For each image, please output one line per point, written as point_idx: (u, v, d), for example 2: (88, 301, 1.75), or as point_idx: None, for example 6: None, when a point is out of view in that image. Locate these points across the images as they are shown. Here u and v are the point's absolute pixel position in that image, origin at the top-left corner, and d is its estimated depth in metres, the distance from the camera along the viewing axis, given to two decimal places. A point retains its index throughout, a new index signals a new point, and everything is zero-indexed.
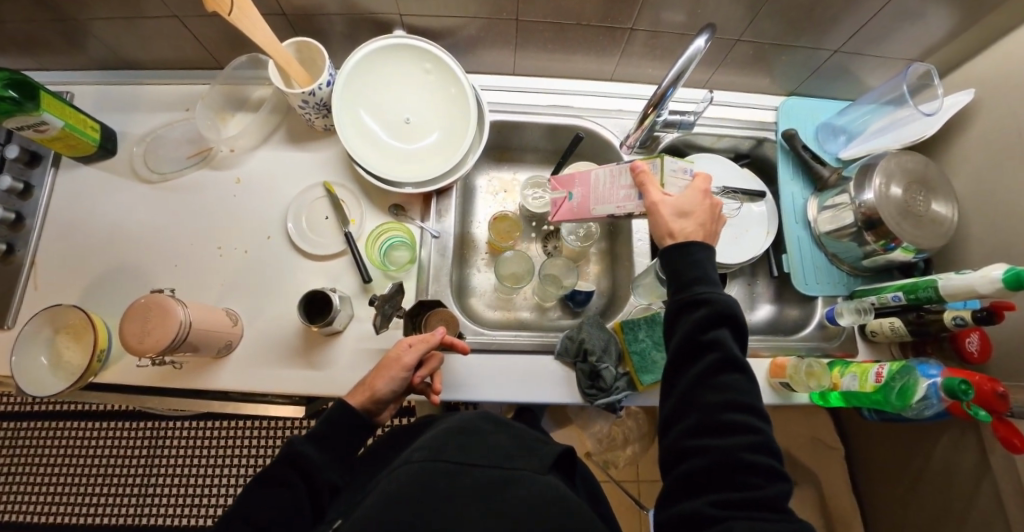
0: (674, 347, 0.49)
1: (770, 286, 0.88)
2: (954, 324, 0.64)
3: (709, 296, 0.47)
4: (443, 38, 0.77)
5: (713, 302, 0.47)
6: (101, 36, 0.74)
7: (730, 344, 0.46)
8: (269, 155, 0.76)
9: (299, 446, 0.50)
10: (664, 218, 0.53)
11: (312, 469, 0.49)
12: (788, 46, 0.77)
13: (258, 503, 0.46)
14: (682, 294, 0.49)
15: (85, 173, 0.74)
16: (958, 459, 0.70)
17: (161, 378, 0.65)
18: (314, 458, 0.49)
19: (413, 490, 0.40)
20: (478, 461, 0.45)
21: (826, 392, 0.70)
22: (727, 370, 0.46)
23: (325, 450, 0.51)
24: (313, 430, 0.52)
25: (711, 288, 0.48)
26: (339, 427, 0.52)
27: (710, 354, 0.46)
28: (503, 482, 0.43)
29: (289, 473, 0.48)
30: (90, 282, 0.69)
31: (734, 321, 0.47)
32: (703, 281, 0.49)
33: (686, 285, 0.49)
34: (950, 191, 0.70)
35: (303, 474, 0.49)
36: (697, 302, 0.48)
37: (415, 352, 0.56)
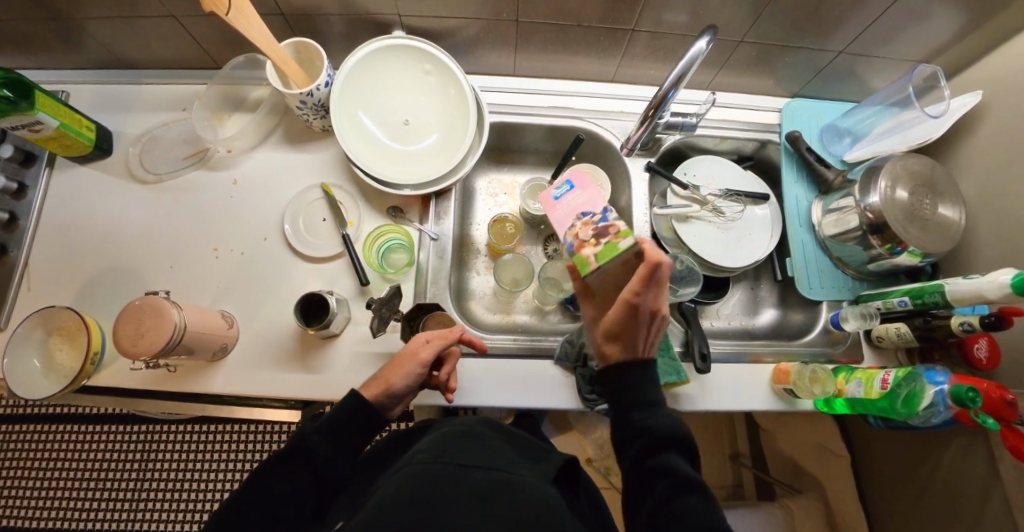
0: (630, 479, 0.47)
1: (774, 290, 0.87)
2: (961, 329, 0.62)
3: (649, 422, 0.47)
4: (443, 38, 0.76)
5: (655, 429, 0.47)
6: (97, 35, 0.73)
7: (678, 466, 0.44)
8: (267, 156, 0.75)
9: (305, 435, 0.49)
10: (595, 341, 0.53)
11: (319, 458, 0.48)
12: (792, 47, 0.76)
13: (267, 488, 0.46)
14: (623, 426, 0.49)
15: (81, 174, 0.74)
16: (967, 469, 0.68)
17: (155, 382, 0.64)
18: (322, 449, 0.48)
19: (412, 489, 0.39)
20: (479, 463, 0.44)
21: (830, 398, 0.68)
22: (684, 494, 0.43)
23: (335, 440, 0.50)
24: (322, 421, 0.50)
25: (652, 415, 0.48)
26: (349, 417, 0.51)
27: (662, 480, 0.44)
28: (503, 484, 0.41)
29: (296, 460, 0.48)
30: (85, 284, 0.69)
31: (679, 442, 0.47)
32: (642, 405, 0.49)
33: (628, 410, 0.49)
34: (958, 195, 0.68)
35: (310, 463, 0.48)
36: (636, 432, 0.47)
37: (433, 347, 0.56)
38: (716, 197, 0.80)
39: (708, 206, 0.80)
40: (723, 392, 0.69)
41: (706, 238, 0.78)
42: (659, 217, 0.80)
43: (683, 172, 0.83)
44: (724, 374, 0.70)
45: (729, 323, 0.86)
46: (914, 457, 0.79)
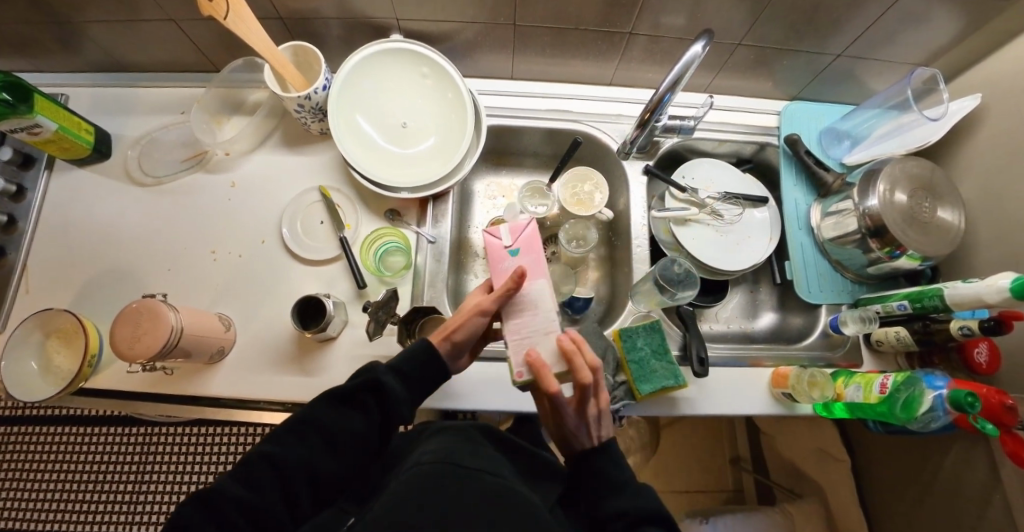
0: None
1: (773, 293, 0.86)
2: (960, 333, 0.62)
3: (624, 507, 0.46)
4: (441, 42, 0.76)
5: (631, 513, 0.45)
6: (97, 39, 0.74)
7: None
8: (265, 159, 0.75)
9: (383, 377, 0.48)
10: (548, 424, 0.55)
11: (393, 402, 0.48)
12: (790, 50, 0.76)
13: (334, 420, 0.47)
14: (598, 510, 0.48)
15: (79, 176, 0.74)
16: (968, 474, 0.68)
17: (153, 384, 0.64)
18: (397, 393, 0.48)
19: (415, 494, 0.37)
20: (482, 466, 0.42)
21: (829, 402, 0.68)
22: None
23: (408, 385, 0.50)
24: (400, 364, 0.50)
25: (625, 498, 0.47)
26: (425, 364, 0.51)
27: None
28: (506, 493, 0.40)
29: (367, 399, 0.48)
30: (83, 286, 0.69)
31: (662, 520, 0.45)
32: (620, 486, 0.48)
33: (603, 497, 0.48)
34: (957, 198, 0.68)
35: (380, 404, 0.48)
36: (614, 514, 0.46)
37: (495, 300, 0.49)
38: (714, 200, 0.80)
39: (707, 209, 0.80)
40: (722, 396, 0.69)
41: (705, 241, 0.78)
42: (658, 219, 0.80)
43: (681, 175, 0.82)
44: (723, 377, 0.70)
45: (728, 326, 0.85)
46: (915, 462, 0.78)
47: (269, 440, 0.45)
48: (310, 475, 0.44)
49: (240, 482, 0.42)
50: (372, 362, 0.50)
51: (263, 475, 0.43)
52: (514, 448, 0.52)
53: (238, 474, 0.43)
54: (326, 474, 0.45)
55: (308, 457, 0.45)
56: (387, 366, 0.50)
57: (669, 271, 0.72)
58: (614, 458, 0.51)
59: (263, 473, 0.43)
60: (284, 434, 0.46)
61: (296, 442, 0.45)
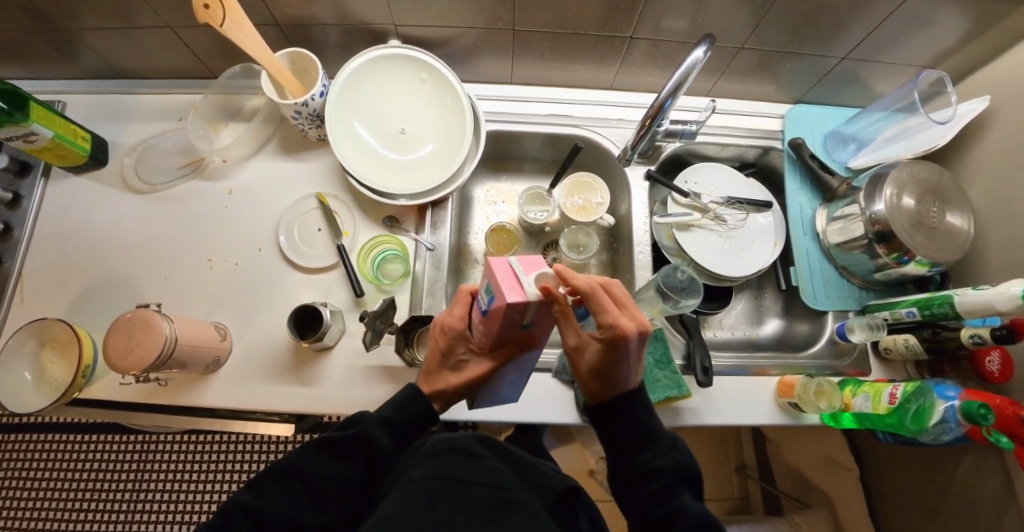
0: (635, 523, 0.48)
1: (778, 300, 0.85)
2: (972, 341, 0.60)
3: (657, 464, 0.47)
4: (440, 47, 0.75)
5: (665, 471, 0.47)
6: (94, 46, 0.73)
7: (689, 504, 0.45)
8: (262, 166, 0.75)
9: (371, 429, 0.47)
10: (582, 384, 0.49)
11: (380, 456, 0.47)
12: (794, 53, 0.74)
13: (320, 468, 0.46)
14: (629, 463, 0.48)
15: (76, 183, 0.73)
16: (982, 486, 0.66)
17: (147, 395, 0.63)
18: (384, 446, 0.47)
19: (411, 510, 0.36)
20: (477, 479, 0.40)
21: (837, 412, 0.66)
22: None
23: (396, 437, 0.48)
24: (389, 414, 0.49)
25: (659, 454, 0.47)
26: (415, 414, 0.50)
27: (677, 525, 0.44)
28: (506, 506, 0.38)
29: (354, 449, 0.47)
30: (78, 295, 0.68)
31: (688, 475, 0.48)
32: (647, 441, 0.48)
33: (633, 452, 0.48)
34: (966, 203, 0.67)
35: (368, 455, 0.47)
36: (648, 473, 0.47)
37: (444, 339, 0.49)
38: (718, 205, 0.79)
39: (710, 214, 0.78)
40: (727, 405, 0.67)
41: (708, 247, 0.77)
42: (660, 225, 0.78)
43: (683, 180, 0.81)
44: (727, 387, 0.69)
45: (732, 333, 0.84)
46: (925, 472, 0.76)
47: (250, 490, 0.45)
48: (290, 526, 0.43)
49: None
50: (363, 409, 0.49)
51: (240, 526, 0.42)
52: (513, 457, 0.48)
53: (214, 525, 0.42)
54: (306, 525, 0.43)
55: (290, 506, 0.44)
56: (378, 416, 0.49)
57: (671, 278, 0.71)
58: (643, 405, 0.49)
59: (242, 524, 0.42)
60: (268, 485, 0.45)
61: (280, 491, 0.45)
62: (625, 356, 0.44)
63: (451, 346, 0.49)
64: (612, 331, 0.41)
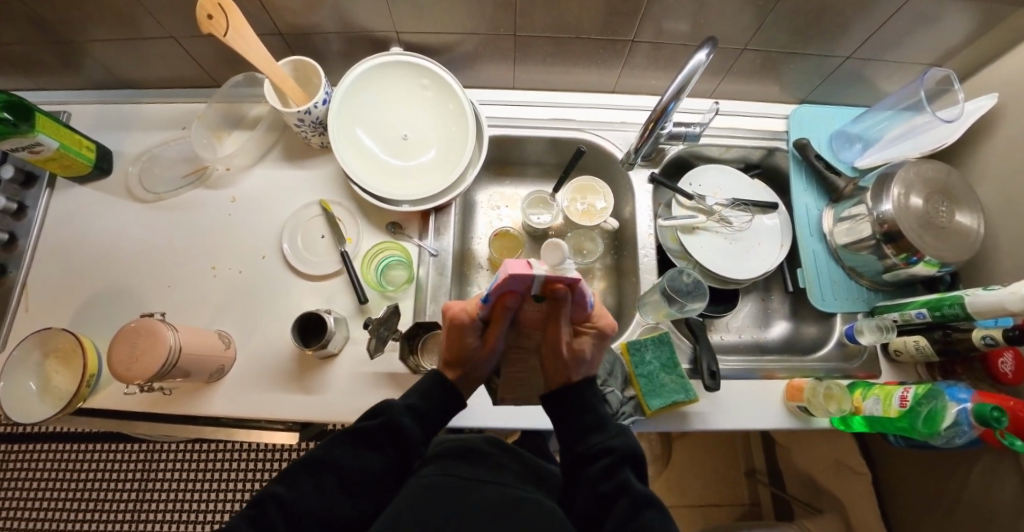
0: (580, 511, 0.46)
1: (785, 302, 0.84)
2: (984, 343, 0.59)
3: (608, 444, 0.48)
4: (441, 53, 0.75)
5: (614, 451, 0.47)
6: (98, 57, 0.74)
7: (635, 484, 0.45)
8: (265, 173, 0.75)
9: (400, 415, 0.48)
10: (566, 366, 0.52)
11: (411, 442, 0.47)
12: (798, 54, 0.74)
13: (346, 459, 0.46)
14: (578, 447, 0.49)
15: (81, 193, 0.74)
16: (997, 492, 0.65)
17: (151, 404, 0.63)
18: (413, 434, 0.47)
19: (421, 507, 0.37)
20: (484, 477, 0.42)
21: (848, 416, 0.65)
22: (646, 508, 0.43)
23: (422, 425, 0.49)
24: (415, 402, 0.49)
25: (608, 436, 0.48)
26: (442, 399, 0.50)
27: (621, 500, 0.43)
28: (514, 504, 0.40)
29: (385, 438, 0.47)
30: (83, 304, 0.68)
31: (637, 461, 0.48)
32: (598, 429, 0.49)
33: (580, 435, 0.49)
34: (975, 202, 0.66)
35: (399, 441, 0.47)
36: (596, 453, 0.47)
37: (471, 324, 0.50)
38: (723, 207, 0.78)
39: (714, 216, 0.78)
40: (735, 410, 0.67)
41: (713, 249, 0.76)
42: (665, 228, 0.77)
43: (688, 182, 0.80)
44: (735, 391, 0.68)
45: (739, 336, 0.83)
46: (937, 476, 0.75)
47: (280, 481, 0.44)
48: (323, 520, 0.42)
49: (255, 528, 0.41)
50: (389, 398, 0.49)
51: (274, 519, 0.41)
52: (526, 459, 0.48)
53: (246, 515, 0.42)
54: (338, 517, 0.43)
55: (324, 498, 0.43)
56: (405, 403, 0.49)
57: (677, 281, 0.71)
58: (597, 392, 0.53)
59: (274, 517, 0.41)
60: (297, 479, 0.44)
61: (311, 485, 0.44)
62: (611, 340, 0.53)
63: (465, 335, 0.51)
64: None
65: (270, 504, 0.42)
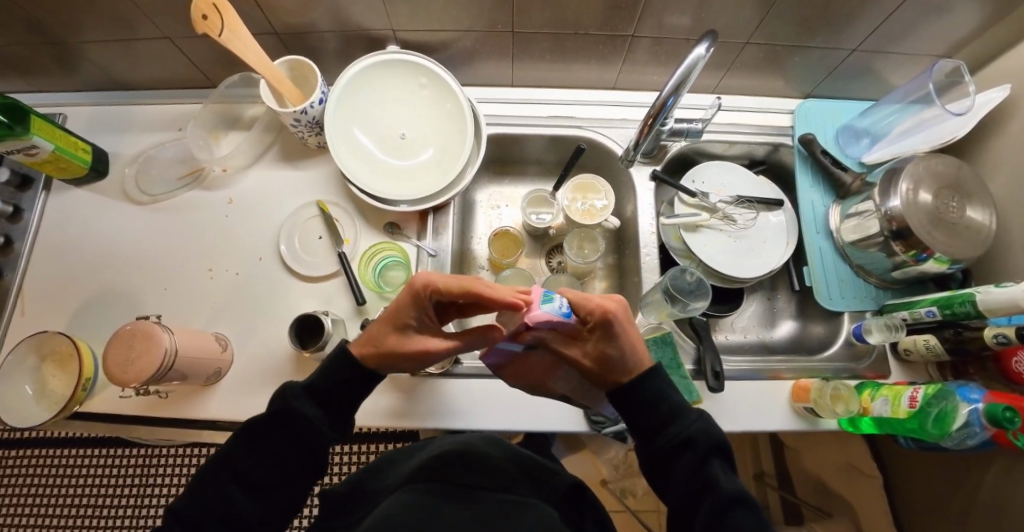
0: (671, 500, 0.45)
1: (791, 301, 0.82)
2: (996, 342, 0.57)
3: (684, 437, 0.45)
4: (438, 51, 0.74)
5: (696, 443, 0.45)
6: (94, 59, 0.73)
7: (724, 478, 0.43)
8: (262, 174, 0.74)
9: (296, 402, 0.45)
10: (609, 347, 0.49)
11: (310, 431, 0.45)
12: (803, 47, 0.72)
13: (291, 432, 0.45)
14: (657, 440, 0.46)
15: (77, 195, 0.73)
16: (1011, 495, 0.62)
17: (147, 407, 0.62)
18: (315, 417, 0.46)
19: (423, 508, 0.36)
20: (480, 484, 0.41)
21: (855, 418, 0.63)
22: (737, 505, 0.41)
23: (325, 404, 0.47)
24: (315, 383, 0.47)
25: (685, 425, 0.46)
26: (339, 379, 0.47)
27: (707, 497, 0.42)
28: (507, 507, 0.39)
29: (283, 429, 0.45)
30: (79, 306, 0.68)
31: (721, 449, 0.45)
32: (673, 418, 0.46)
33: (658, 429, 0.46)
34: (987, 196, 0.64)
35: (300, 434, 0.45)
36: (679, 446, 0.45)
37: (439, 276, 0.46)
38: (727, 204, 0.77)
39: (718, 214, 0.77)
40: (740, 412, 0.65)
41: (717, 247, 0.75)
42: (667, 226, 0.76)
43: (691, 180, 0.79)
44: (742, 392, 0.66)
45: (745, 336, 0.81)
46: (950, 479, 0.73)
47: (230, 448, 0.44)
48: (226, 521, 0.41)
49: (211, 499, 0.41)
50: (284, 384, 0.47)
51: (225, 485, 0.42)
52: (524, 457, 0.50)
53: (195, 489, 0.42)
54: (246, 518, 0.42)
55: (227, 501, 0.42)
56: (301, 387, 0.47)
57: (679, 281, 0.69)
58: (665, 378, 0.49)
59: (227, 479, 0.43)
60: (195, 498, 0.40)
61: (212, 492, 0.42)
62: (619, 334, 0.48)
63: (409, 306, 0.47)
64: (595, 314, 0.48)
65: (215, 467, 0.43)
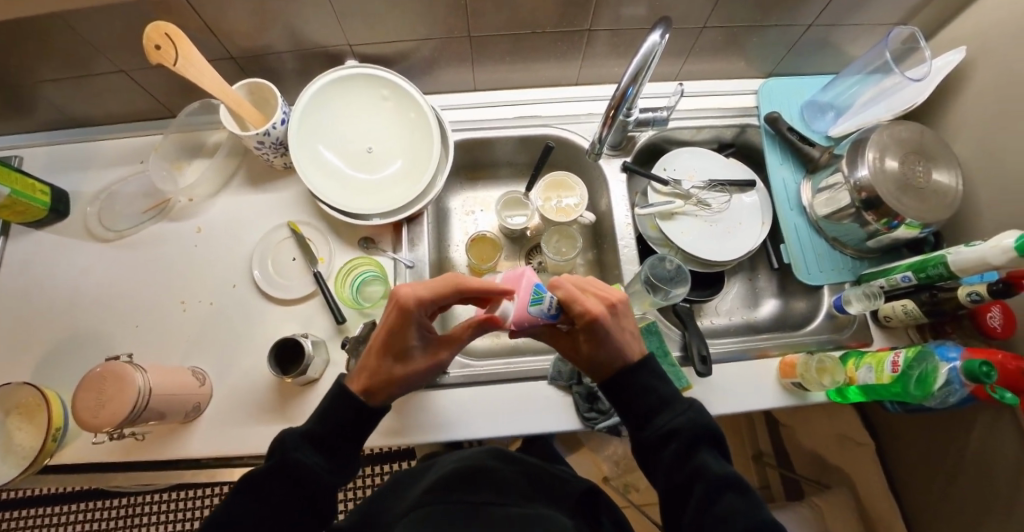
0: (662, 489, 0.45)
1: (772, 280, 0.83)
2: (969, 300, 0.58)
3: (673, 424, 0.45)
4: (397, 62, 0.74)
5: (683, 431, 0.45)
6: (46, 97, 0.72)
7: (713, 464, 0.43)
8: (229, 201, 0.73)
9: (294, 451, 0.44)
10: (605, 349, 0.49)
11: (312, 479, 0.43)
12: (760, 28, 0.73)
13: (286, 483, 0.43)
14: (645, 430, 0.47)
15: (38, 238, 0.71)
16: (997, 449, 0.62)
17: (124, 451, 0.60)
18: (315, 465, 0.44)
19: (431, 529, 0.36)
20: (487, 499, 0.41)
21: (842, 388, 0.64)
22: (725, 490, 0.41)
23: (324, 449, 0.45)
24: (312, 427, 0.46)
25: (674, 414, 0.46)
26: (337, 420, 0.46)
27: (695, 483, 0.42)
28: (518, 517, 0.38)
29: (280, 481, 0.43)
30: (48, 352, 0.65)
31: (711, 437, 0.45)
32: (661, 410, 0.47)
33: (645, 419, 0.47)
34: (952, 159, 0.65)
35: (300, 482, 0.43)
36: (665, 435, 0.45)
37: (426, 290, 0.46)
38: (700, 190, 0.77)
39: (692, 200, 0.77)
40: (728, 394, 0.65)
41: (695, 234, 0.75)
42: (642, 216, 0.76)
43: (662, 168, 0.79)
44: (728, 374, 0.66)
45: (730, 319, 0.82)
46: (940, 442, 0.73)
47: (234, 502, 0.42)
48: None
49: None
50: (282, 431, 0.45)
51: None
52: (529, 467, 0.50)
53: None
54: None
55: None
56: (300, 433, 0.45)
57: (659, 269, 0.70)
58: (650, 370, 0.49)
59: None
60: None
61: None
62: (607, 335, 0.48)
63: (406, 328, 0.47)
64: (584, 317, 0.47)
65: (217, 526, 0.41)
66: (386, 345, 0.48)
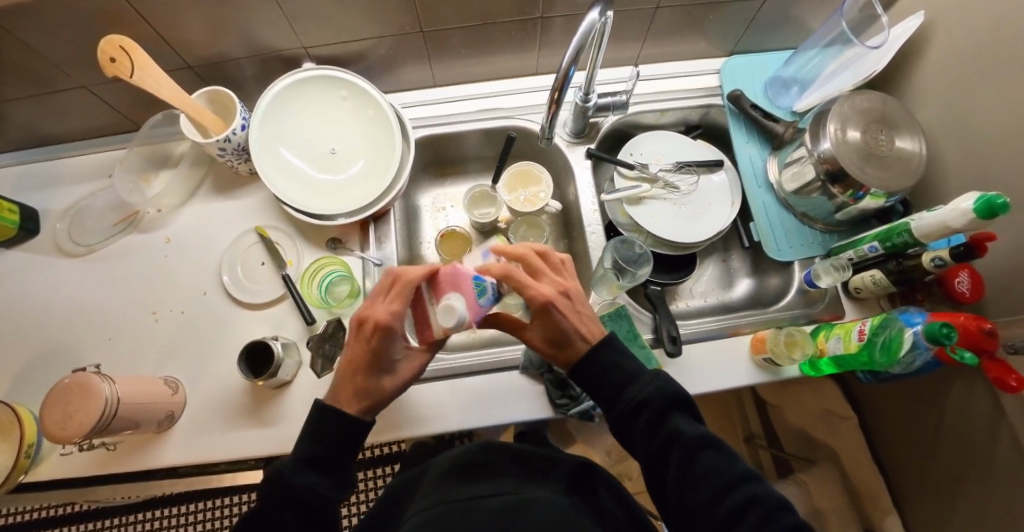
0: (642, 462, 0.45)
1: (745, 259, 0.83)
2: (932, 265, 0.58)
3: (643, 395, 0.45)
4: (356, 62, 0.74)
5: (653, 400, 0.45)
6: (11, 118, 0.73)
7: (685, 427, 0.43)
8: (197, 209, 0.73)
9: (291, 475, 0.43)
10: (565, 334, 0.49)
11: (319, 500, 0.43)
12: (715, 6, 0.73)
13: (292, 507, 0.42)
14: (617, 405, 0.46)
15: (10, 257, 0.72)
16: (971, 412, 0.62)
17: (100, 463, 0.61)
18: (316, 487, 0.43)
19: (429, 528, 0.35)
20: (480, 491, 0.40)
21: (814, 360, 0.63)
22: (701, 449, 0.42)
23: (321, 469, 0.45)
24: (304, 453, 0.44)
25: (641, 386, 0.46)
26: (332, 440, 0.45)
27: (672, 450, 0.42)
28: (513, 508, 0.38)
29: (285, 508, 0.41)
30: (22, 369, 0.66)
31: (681, 403, 0.46)
32: (628, 382, 0.47)
33: (614, 394, 0.47)
34: (915, 126, 0.65)
35: (308, 506, 0.42)
36: (637, 406, 0.45)
37: (387, 302, 0.46)
38: (667, 172, 0.77)
39: (659, 183, 0.77)
40: (700, 374, 0.65)
41: (665, 217, 0.75)
42: (611, 202, 0.76)
43: (628, 153, 0.79)
44: (699, 354, 0.66)
45: (705, 300, 0.82)
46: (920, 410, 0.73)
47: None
48: None
49: None
50: (270, 464, 0.43)
51: None
52: (517, 455, 0.49)
53: None
54: None
55: None
56: (293, 461, 0.44)
57: (625, 252, 0.71)
58: (613, 345, 0.49)
59: None
60: None
61: None
62: (561, 317, 0.48)
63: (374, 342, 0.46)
64: (536, 302, 0.47)
65: None
66: (357, 360, 0.47)
